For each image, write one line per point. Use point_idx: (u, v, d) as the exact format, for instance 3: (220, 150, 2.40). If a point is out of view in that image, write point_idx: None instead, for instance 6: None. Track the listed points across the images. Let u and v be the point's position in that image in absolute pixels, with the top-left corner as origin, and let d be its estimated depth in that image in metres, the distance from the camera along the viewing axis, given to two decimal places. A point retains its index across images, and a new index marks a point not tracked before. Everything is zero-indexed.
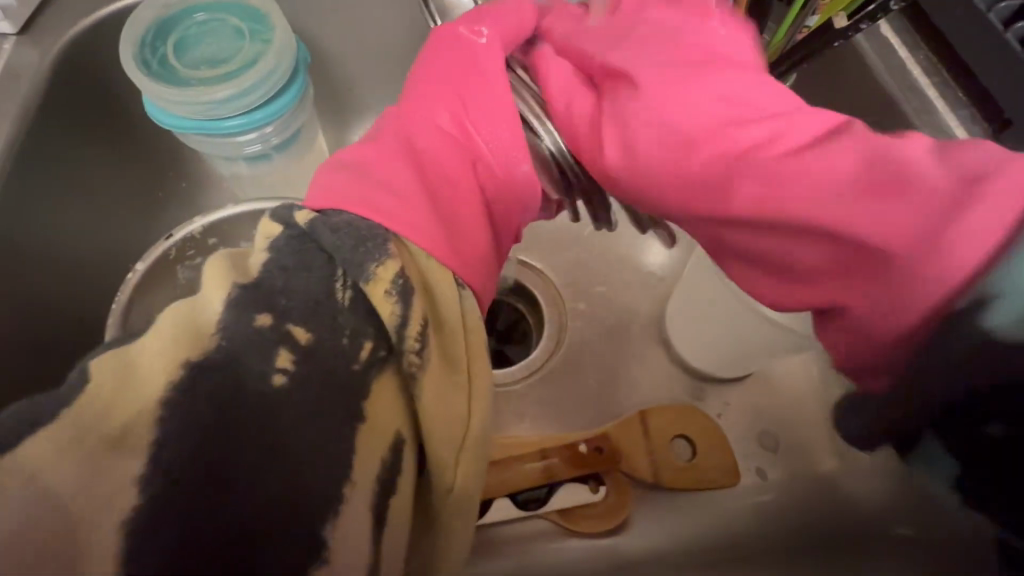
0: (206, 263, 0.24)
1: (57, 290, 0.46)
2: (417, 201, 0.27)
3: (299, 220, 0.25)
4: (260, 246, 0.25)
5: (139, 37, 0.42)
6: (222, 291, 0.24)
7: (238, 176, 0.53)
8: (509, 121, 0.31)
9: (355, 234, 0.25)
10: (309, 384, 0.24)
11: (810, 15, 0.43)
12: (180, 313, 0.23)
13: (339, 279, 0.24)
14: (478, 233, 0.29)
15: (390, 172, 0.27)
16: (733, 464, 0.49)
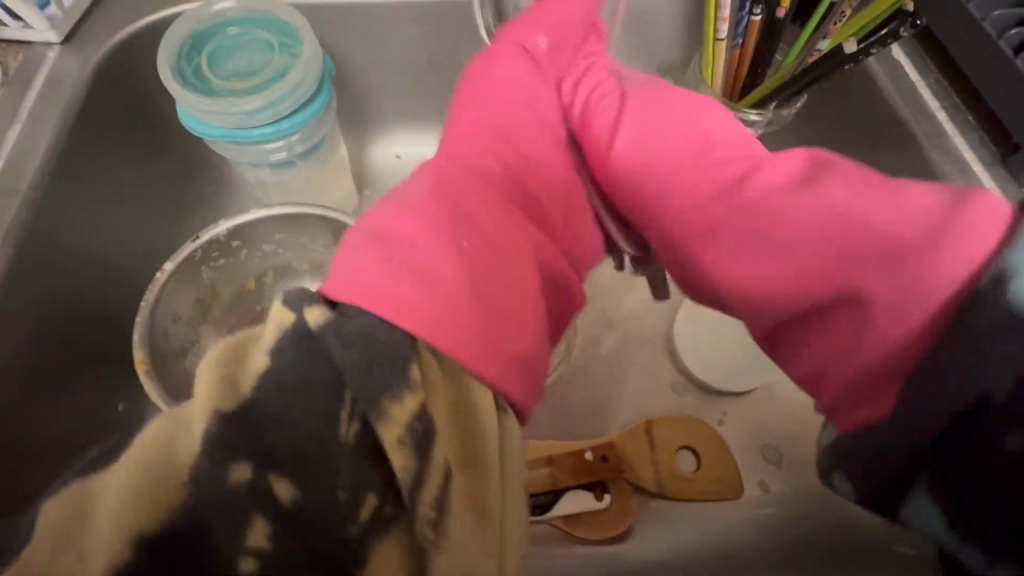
0: (199, 368, 0.23)
1: (90, 286, 0.48)
2: (442, 293, 0.26)
3: (311, 319, 0.24)
4: (267, 335, 0.24)
5: (176, 49, 0.45)
6: (203, 414, 0.22)
7: (262, 182, 0.55)
8: (552, 126, 0.38)
9: (370, 354, 0.23)
10: (288, 544, 0.23)
11: (821, 40, 0.45)
12: (159, 439, 0.23)
13: (345, 408, 0.23)
14: (509, 326, 0.29)
15: (418, 256, 0.27)
16: (736, 478, 0.50)
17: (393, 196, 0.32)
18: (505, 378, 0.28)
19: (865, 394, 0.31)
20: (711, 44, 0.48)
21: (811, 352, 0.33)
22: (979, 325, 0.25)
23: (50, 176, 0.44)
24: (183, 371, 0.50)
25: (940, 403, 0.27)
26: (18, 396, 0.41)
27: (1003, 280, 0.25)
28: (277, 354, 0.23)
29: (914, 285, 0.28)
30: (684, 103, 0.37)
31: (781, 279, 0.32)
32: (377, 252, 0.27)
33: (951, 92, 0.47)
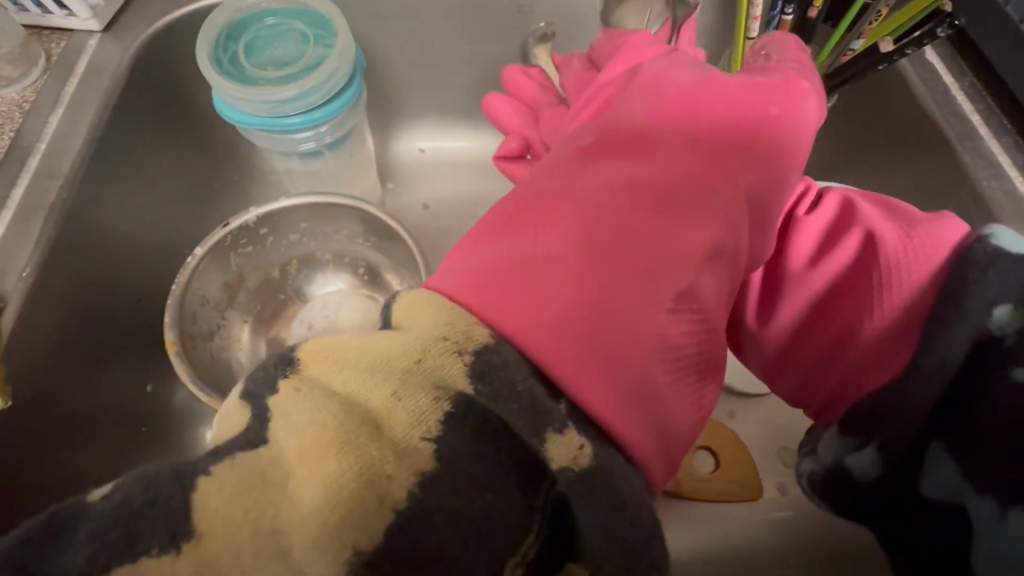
0: (319, 420, 0.21)
1: (123, 269, 0.49)
2: (556, 305, 0.24)
3: (551, 456, 0.22)
4: (429, 417, 0.21)
5: (213, 38, 0.46)
6: (328, 548, 0.19)
7: (290, 171, 0.56)
8: (659, 107, 0.30)
9: (586, 480, 0.23)
10: None
11: (854, 38, 0.44)
12: (268, 532, 0.20)
13: (517, 554, 0.22)
14: (619, 365, 0.24)
15: (533, 246, 0.26)
16: (753, 477, 0.51)
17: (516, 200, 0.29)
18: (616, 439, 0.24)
19: (865, 371, 0.30)
20: (741, 43, 0.47)
21: (812, 342, 0.33)
22: (966, 266, 0.27)
23: (88, 160, 0.45)
24: (208, 353, 0.51)
25: (941, 351, 0.27)
26: (55, 372, 0.43)
27: (983, 237, 0.28)
28: (444, 460, 0.21)
29: (908, 257, 0.30)
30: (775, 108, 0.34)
31: (793, 256, 0.34)
32: (495, 240, 0.27)
33: (986, 95, 0.46)
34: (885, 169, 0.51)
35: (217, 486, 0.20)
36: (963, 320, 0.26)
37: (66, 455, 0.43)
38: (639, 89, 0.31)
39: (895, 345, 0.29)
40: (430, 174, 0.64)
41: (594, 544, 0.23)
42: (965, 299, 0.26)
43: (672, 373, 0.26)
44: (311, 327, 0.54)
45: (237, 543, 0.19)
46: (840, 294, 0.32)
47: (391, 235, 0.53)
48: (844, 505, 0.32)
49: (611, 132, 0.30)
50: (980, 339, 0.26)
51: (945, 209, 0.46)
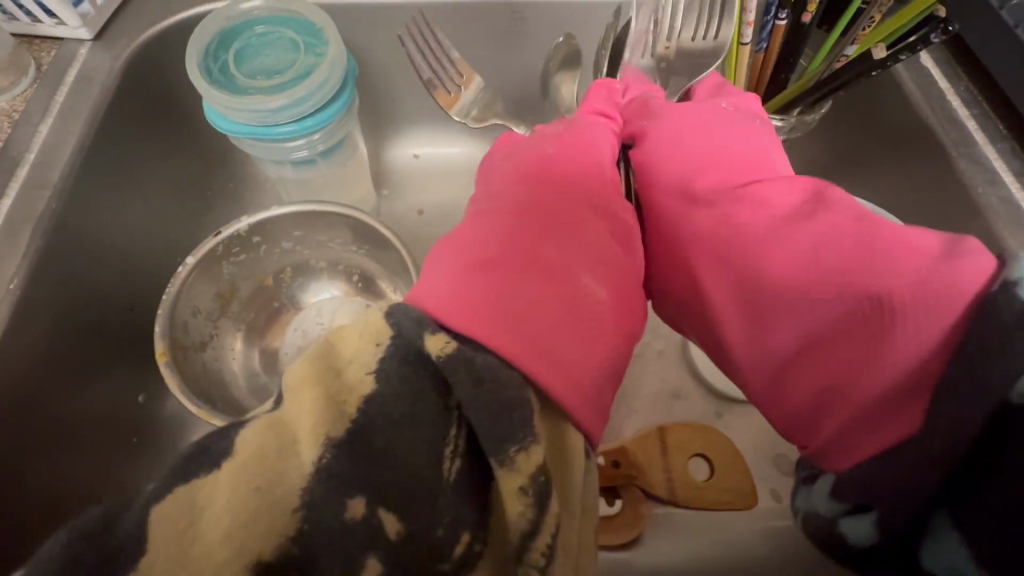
0: (296, 373, 0.23)
1: (115, 278, 0.49)
2: (508, 294, 0.26)
3: (432, 348, 0.23)
4: (368, 352, 0.23)
5: (204, 46, 0.45)
6: (316, 441, 0.21)
7: (283, 179, 0.56)
8: (576, 147, 0.36)
9: (475, 373, 0.23)
10: (396, 556, 0.22)
11: (848, 45, 0.45)
12: (265, 442, 0.22)
13: (448, 443, 0.23)
14: (563, 343, 0.25)
15: (480, 248, 0.28)
16: (750, 486, 0.50)
17: (460, 232, 0.30)
18: (572, 404, 0.25)
19: (873, 433, 0.28)
20: (735, 49, 0.46)
21: (805, 387, 0.31)
22: (987, 326, 0.23)
23: (78, 169, 0.45)
24: (200, 363, 0.51)
25: (955, 419, 0.24)
26: (45, 384, 0.43)
27: (1010, 284, 0.23)
28: (384, 378, 0.22)
29: (925, 304, 0.27)
30: (712, 133, 0.37)
31: (773, 290, 0.31)
32: (451, 254, 0.28)
33: (981, 100, 0.46)
34: (881, 175, 0.50)
35: (252, 431, 0.22)
36: (977, 394, 0.23)
37: (59, 463, 0.43)
38: (564, 141, 0.37)
39: (909, 409, 0.27)
40: (426, 179, 0.64)
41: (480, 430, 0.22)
42: (979, 368, 0.23)
43: (609, 357, 0.27)
44: (305, 335, 0.54)
45: (251, 472, 0.21)
46: (839, 336, 0.29)
47: (385, 244, 0.53)
48: (839, 555, 0.31)
49: (545, 172, 0.34)
50: (995, 414, 0.23)
51: (941, 215, 0.45)
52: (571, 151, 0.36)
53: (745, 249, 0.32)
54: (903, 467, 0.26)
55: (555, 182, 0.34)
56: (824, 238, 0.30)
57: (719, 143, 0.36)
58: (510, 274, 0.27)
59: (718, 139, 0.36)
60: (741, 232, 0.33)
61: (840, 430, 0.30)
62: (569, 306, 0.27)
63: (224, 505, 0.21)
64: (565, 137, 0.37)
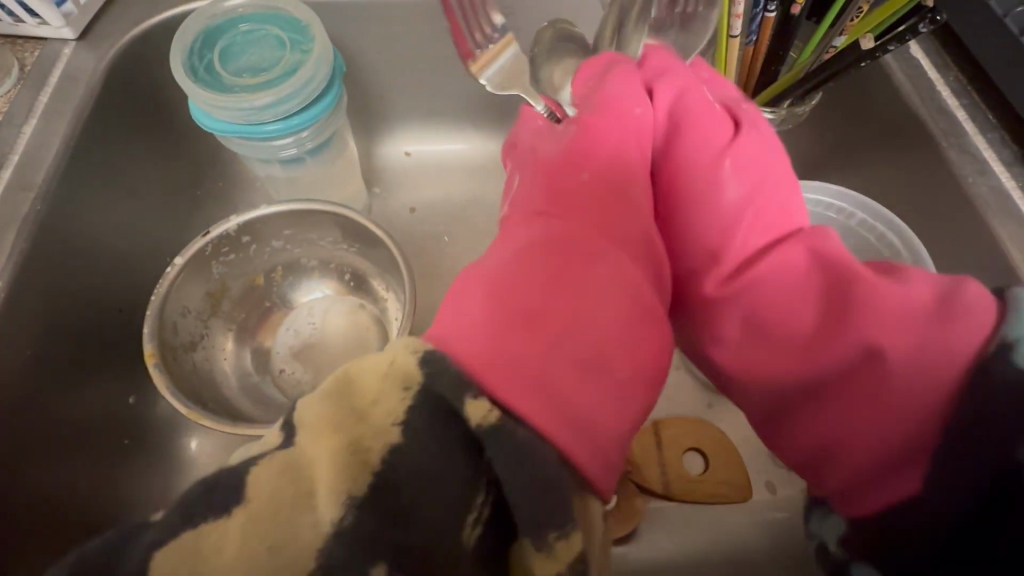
0: (319, 416, 0.23)
1: (104, 280, 0.49)
2: (520, 348, 0.26)
3: (472, 415, 0.23)
4: (394, 410, 0.23)
5: (188, 46, 0.45)
6: (335, 499, 0.21)
7: (272, 178, 0.56)
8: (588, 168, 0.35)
9: (518, 453, 0.23)
10: None
11: (837, 36, 0.45)
12: (282, 483, 0.22)
13: (474, 511, 0.23)
14: (580, 394, 0.26)
15: (494, 294, 0.28)
16: (745, 480, 0.49)
17: (476, 272, 0.29)
18: (594, 467, 0.25)
19: (880, 486, 0.29)
20: (724, 41, 0.47)
21: (808, 437, 0.32)
22: (990, 393, 0.25)
23: (63, 171, 0.45)
24: (190, 364, 0.50)
25: (963, 478, 0.26)
26: (33, 388, 0.42)
27: (1007, 347, 0.25)
28: (410, 433, 0.22)
29: (921, 365, 0.28)
30: (717, 148, 0.35)
31: (775, 339, 0.32)
32: (468, 302, 0.28)
33: (971, 90, 0.46)
34: (874, 166, 0.50)
35: (267, 473, 0.22)
36: (975, 471, 0.25)
37: (48, 466, 0.43)
38: (575, 160, 0.36)
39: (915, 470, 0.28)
40: (417, 176, 0.64)
41: (517, 512, 0.23)
42: (989, 434, 0.25)
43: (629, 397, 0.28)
44: (297, 334, 0.54)
45: (265, 523, 0.21)
46: (838, 391, 0.30)
47: (376, 242, 0.52)
48: None
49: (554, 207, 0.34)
50: (996, 482, 0.25)
51: (932, 206, 0.45)
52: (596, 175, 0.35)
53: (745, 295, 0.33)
54: (912, 522, 0.28)
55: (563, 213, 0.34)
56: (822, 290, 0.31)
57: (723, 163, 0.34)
58: (535, 328, 0.27)
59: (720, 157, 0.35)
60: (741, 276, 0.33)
61: (844, 485, 0.31)
62: (583, 352, 0.27)
63: (240, 552, 0.21)
64: (587, 154, 0.36)
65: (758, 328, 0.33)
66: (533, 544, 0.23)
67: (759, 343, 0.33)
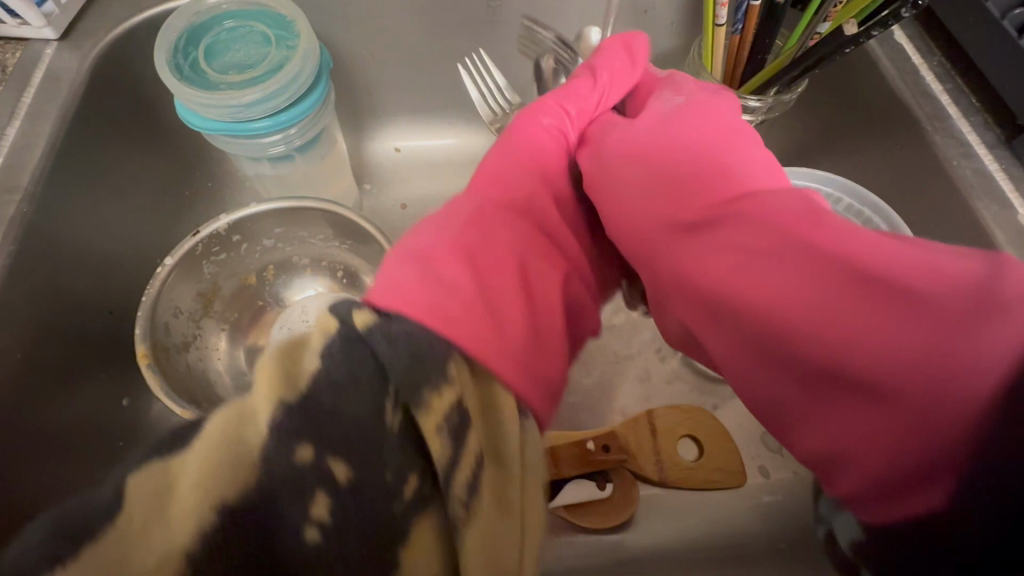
0: (256, 364, 0.22)
1: (93, 282, 0.49)
2: (463, 285, 0.29)
3: (358, 321, 0.24)
4: (313, 348, 0.23)
5: (172, 43, 0.45)
6: (269, 402, 0.22)
7: (261, 176, 0.55)
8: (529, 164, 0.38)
9: (413, 349, 0.24)
10: (346, 521, 0.22)
11: (821, 23, 0.45)
12: (225, 424, 0.21)
13: (390, 397, 0.23)
14: (512, 328, 0.30)
15: (438, 246, 0.31)
16: (738, 464, 0.50)
17: (420, 231, 0.33)
18: (521, 383, 0.28)
19: (900, 493, 0.27)
20: (711, 30, 0.48)
21: (817, 444, 0.28)
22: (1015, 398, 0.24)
23: (50, 173, 0.45)
24: (184, 364, 0.50)
25: (975, 487, 0.25)
26: (24, 391, 0.42)
27: None
28: (328, 359, 0.23)
29: (949, 367, 0.24)
30: (699, 138, 0.35)
31: (772, 334, 0.28)
32: (412, 253, 0.30)
33: (954, 74, 0.46)
34: (860, 153, 0.51)
35: (212, 425, 0.22)
36: (987, 470, 0.25)
37: (43, 469, 0.42)
38: (528, 140, 0.39)
39: (936, 477, 0.26)
40: (408, 172, 0.64)
41: (397, 381, 0.23)
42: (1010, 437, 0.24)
43: (555, 338, 0.33)
44: (290, 330, 0.52)
45: (213, 463, 0.21)
46: (847, 399, 0.27)
47: (365, 238, 0.52)
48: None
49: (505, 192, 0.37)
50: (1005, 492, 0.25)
51: (917, 191, 0.46)
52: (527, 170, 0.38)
53: (747, 284, 0.29)
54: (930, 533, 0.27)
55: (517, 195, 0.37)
56: (829, 279, 0.27)
57: (710, 158, 0.34)
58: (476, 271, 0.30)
59: (697, 150, 0.35)
60: (741, 264, 0.30)
61: (860, 490, 0.28)
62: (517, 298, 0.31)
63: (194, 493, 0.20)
64: (520, 156, 0.39)
65: (757, 318, 0.29)
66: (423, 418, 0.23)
67: (758, 337, 0.29)
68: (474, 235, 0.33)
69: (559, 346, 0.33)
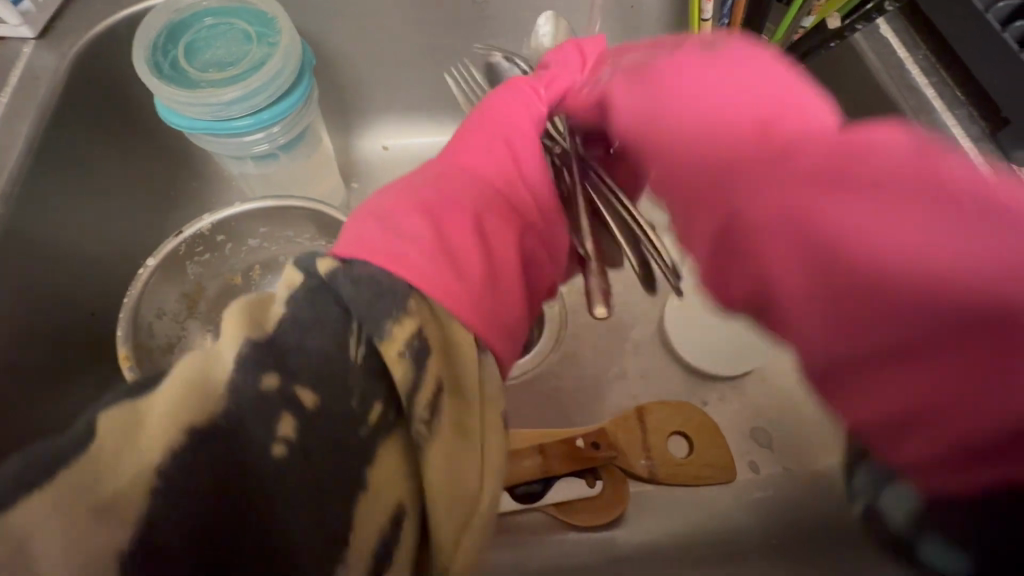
0: (226, 310, 0.23)
1: (75, 283, 0.48)
2: (433, 232, 0.29)
3: (322, 268, 0.25)
4: (279, 297, 0.24)
5: (151, 41, 0.44)
6: (232, 342, 0.22)
7: (246, 175, 0.55)
8: (488, 142, 0.37)
9: (374, 287, 0.25)
10: (309, 451, 0.22)
11: (805, 16, 0.44)
12: (191, 365, 0.22)
13: (353, 331, 0.24)
14: (473, 272, 0.29)
15: (404, 202, 0.31)
16: (728, 459, 0.50)
17: (388, 193, 0.32)
18: (484, 328, 0.28)
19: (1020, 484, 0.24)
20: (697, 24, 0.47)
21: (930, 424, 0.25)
22: None
23: (28, 173, 0.44)
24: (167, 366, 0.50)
25: None
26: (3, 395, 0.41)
27: None
28: (295, 304, 0.24)
29: None
30: (768, 88, 0.30)
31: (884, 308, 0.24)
32: (380, 208, 0.30)
33: (939, 67, 0.46)
34: None
35: (180, 364, 0.22)
36: None
37: None
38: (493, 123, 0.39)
39: None
40: (395, 170, 0.63)
41: (358, 312, 0.24)
42: None
43: (516, 297, 0.32)
44: None
45: (178, 393, 0.21)
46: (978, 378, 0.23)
47: None
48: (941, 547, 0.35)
49: (461, 172, 0.36)
50: None
51: None
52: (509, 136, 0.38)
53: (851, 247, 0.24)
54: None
55: (472, 173, 0.36)
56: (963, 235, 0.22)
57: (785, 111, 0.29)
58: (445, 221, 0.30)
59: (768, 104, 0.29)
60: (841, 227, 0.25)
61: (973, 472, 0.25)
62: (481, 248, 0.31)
63: (159, 416, 0.20)
64: (495, 125, 0.38)
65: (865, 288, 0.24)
66: (382, 345, 0.24)
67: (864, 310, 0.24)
68: (439, 194, 0.32)
69: (519, 308, 0.32)
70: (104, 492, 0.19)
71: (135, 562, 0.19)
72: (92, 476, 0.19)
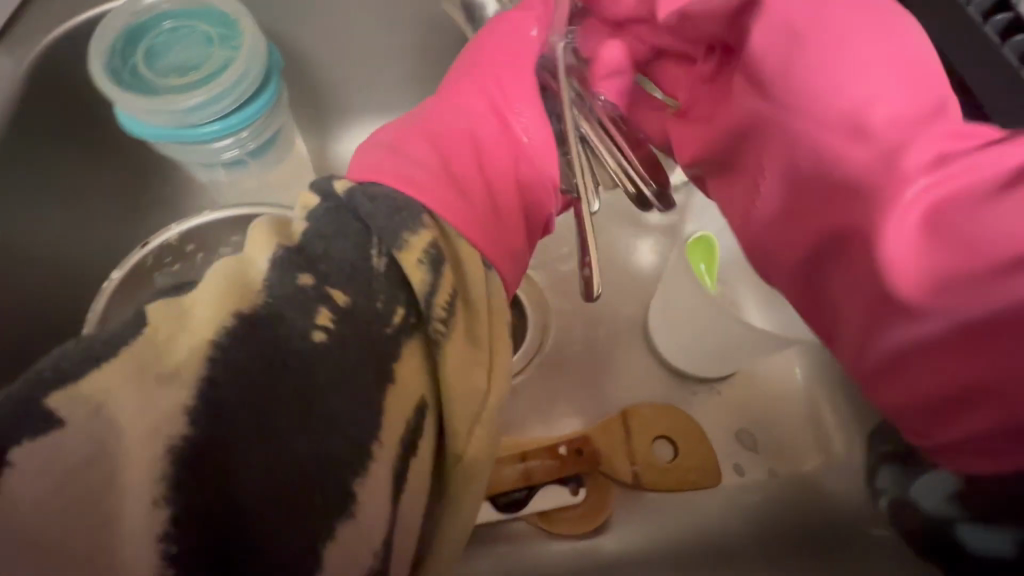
0: (251, 227, 0.27)
1: (38, 296, 0.47)
2: (438, 160, 0.31)
3: (339, 188, 0.28)
4: (301, 216, 0.28)
5: (109, 47, 0.42)
6: (268, 247, 0.26)
7: (217, 182, 0.53)
8: (485, 84, 0.37)
9: (391, 204, 0.28)
10: (342, 339, 0.25)
11: None
12: (230, 267, 0.25)
13: (375, 245, 0.27)
14: (477, 194, 0.31)
15: (409, 135, 0.33)
16: (714, 462, 0.50)
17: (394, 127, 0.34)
18: (487, 246, 0.31)
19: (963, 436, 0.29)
20: None
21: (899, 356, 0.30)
22: None
23: None
24: None
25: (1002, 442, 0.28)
26: None
27: None
28: (319, 216, 0.27)
29: None
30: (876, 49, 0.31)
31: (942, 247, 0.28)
32: (387, 139, 0.32)
33: None
34: None
35: (223, 263, 0.26)
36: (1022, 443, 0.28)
37: None
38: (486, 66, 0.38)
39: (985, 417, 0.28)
40: None
41: (378, 223, 0.27)
42: None
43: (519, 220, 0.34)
44: None
45: (228, 285, 0.24)
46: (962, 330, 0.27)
47: None
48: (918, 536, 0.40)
49: (454, 111, 0.35)
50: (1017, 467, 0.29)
51: None
52: (495, 82, 0.37)
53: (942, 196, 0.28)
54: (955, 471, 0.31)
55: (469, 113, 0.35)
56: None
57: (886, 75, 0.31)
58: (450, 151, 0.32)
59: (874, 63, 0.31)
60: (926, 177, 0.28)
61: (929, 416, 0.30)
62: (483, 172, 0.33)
63: (204, 312, 0.24)
64: (483, 69, 0.38)
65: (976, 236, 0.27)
66: (401, 253, 0.27)
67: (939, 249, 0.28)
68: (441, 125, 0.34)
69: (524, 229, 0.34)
70: (165, 370, 0.23)
71: (200, 415, 0.23)
72: (160, 355, 0.23)
